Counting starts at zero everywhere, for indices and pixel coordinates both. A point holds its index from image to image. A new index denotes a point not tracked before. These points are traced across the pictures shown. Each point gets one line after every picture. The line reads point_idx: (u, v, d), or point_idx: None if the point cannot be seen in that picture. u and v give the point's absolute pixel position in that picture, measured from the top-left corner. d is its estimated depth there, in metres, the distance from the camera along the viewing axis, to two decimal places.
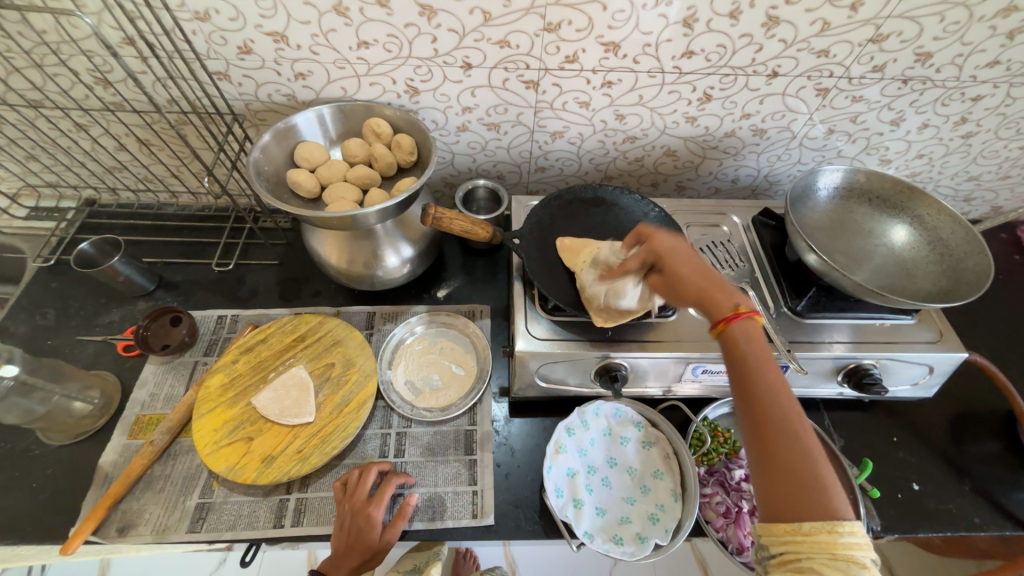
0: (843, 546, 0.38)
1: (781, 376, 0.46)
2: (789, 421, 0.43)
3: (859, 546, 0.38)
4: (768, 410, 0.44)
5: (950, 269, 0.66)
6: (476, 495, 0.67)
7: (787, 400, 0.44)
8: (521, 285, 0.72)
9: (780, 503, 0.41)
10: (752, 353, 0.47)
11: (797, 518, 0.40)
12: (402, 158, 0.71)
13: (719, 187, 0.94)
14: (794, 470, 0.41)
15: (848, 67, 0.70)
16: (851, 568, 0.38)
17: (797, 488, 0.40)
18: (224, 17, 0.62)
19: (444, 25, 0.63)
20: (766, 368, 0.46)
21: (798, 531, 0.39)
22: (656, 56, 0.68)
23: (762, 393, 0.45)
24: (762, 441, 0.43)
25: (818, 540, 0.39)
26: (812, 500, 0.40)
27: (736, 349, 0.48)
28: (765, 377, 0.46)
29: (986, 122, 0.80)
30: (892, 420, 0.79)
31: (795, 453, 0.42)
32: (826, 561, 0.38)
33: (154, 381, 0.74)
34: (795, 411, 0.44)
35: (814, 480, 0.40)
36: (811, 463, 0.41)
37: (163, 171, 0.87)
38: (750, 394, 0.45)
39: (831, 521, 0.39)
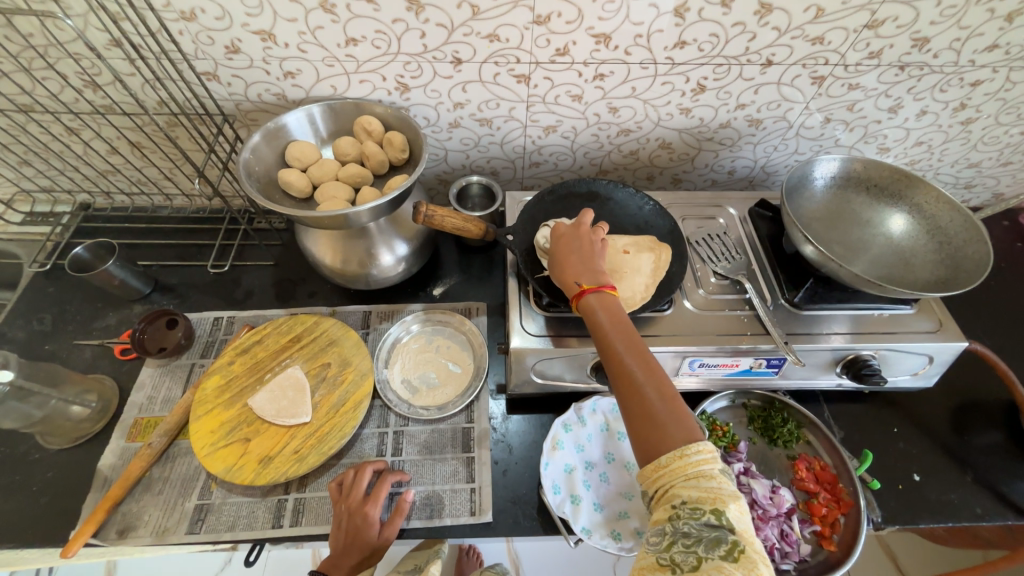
0: (693, 465, 0.42)
1: (634, 331, 0.51)
2: (640, 368, 0.48)
3: (709, 462, 0.43)
4: (625, 364, 0.49)
5: (949, 257, 0.65)
6: (474, 493, 0.67)
7: (642, 354, 0.49)
8: (516, 282, 0.72)
9: (644, 442, 0.45)
10: (609, 322, 0.52)
11: (657, 454, 0.44)
12: (394, 156, 0.71)
13: (716, 179, 0.93)
14: (649, 411, 0.46)
15: (844, 54, 0.69)
16: (703, 483, 0.42)
17: (653, 425, 0.45)
18: (210, 17, 0.61)
19: (432, 20, 0.63)
20: (619, 328, 0.51)
21: (659, 465, 0.43)
22: (648, 47, 0.67)
23: (618, 354, 0.50)
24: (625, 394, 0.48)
25: (674, 467, 0.43)
26: (667, 429, 0.44)
27: (594, 320, 0.53)
28: (619, 335, 0.51)
29: (985, 108, 0.79)
30: (892, 411, 0.78)
31: (650, 395, 0.46)
32: (682, 482, 0.42)
33: (151, 384, 0.74)
34: (653, 365, 0.49)
35: (667, 416, 0.45)
36: (664, 401, 0.46)
37: (156, 173, 0.87)
38: (608, 352, 0.51)
39: (680, 448, 0.43)
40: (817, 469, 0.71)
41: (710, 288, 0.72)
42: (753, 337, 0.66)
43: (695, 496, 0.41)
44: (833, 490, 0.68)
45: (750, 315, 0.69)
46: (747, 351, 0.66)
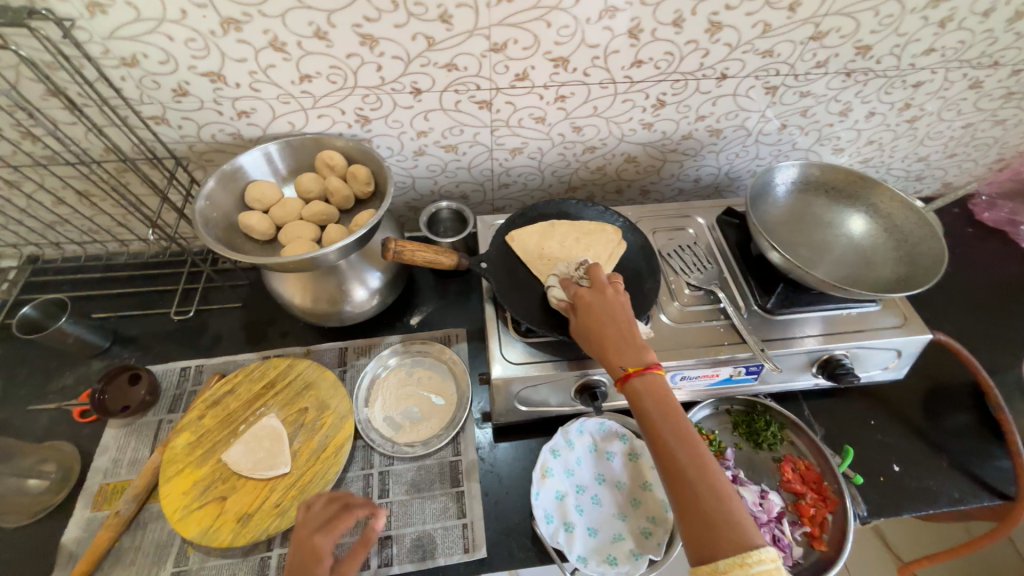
0: (754, 573, 0.40)
1: (676, 408, 0.50)
2: (693, 461, 0.46)
3: (770, 571, 0.41)
4: (659, 428, 0.49)
5: (907, 254, 0.67)
6: (466, 528, 0.65)
7: (692, 444, 0.48)
8: (493, 308, 0.71)
9: (699, 542, 0.43)
10: (653, 400, 0.51)
11: (712, 557, 0.42)
12: (358, 189, 0.70)
13: (683, 188, 0.94)
14: (705, 510, 0.44)
15: (793, 64, 0.71)
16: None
17: (710, 532, 0.43)
18: (153, 61, 0.59)
19: (388, 53, 0.62)
20: (626, 327, 0.56)
21: (715, 569, 0.42)
22: (606, 67, 0.68)
23: (664, 438, 0.48)
24: (683, 497, 0.45)
25: (734, 574, 0.41)
26: (724, 537, 0.43)
27: (638, 402, 0.51)
28: (667, 423, 0.49)
29: (928, 106, 0.83)
30: (868, 404, 0.80)
31: (706, 495, 0.44)
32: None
33: (116, 446, 0.70)
34: (685, 428, 0.48)
35: (721, 513, 0.44)
36: (718, 499, 0.44)
37: (108, 221, 0.83)
38: (656, 443, 0.49)
39: (739, 553, 0.41)
40: (802, 469, 0.71)
41: (684, 299, 0.72)
42: (731, 347, 0.67)
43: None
44: (819, 489, 0.69)
45: (725, 324, 0.70)
46: (726, 361, 0.66)
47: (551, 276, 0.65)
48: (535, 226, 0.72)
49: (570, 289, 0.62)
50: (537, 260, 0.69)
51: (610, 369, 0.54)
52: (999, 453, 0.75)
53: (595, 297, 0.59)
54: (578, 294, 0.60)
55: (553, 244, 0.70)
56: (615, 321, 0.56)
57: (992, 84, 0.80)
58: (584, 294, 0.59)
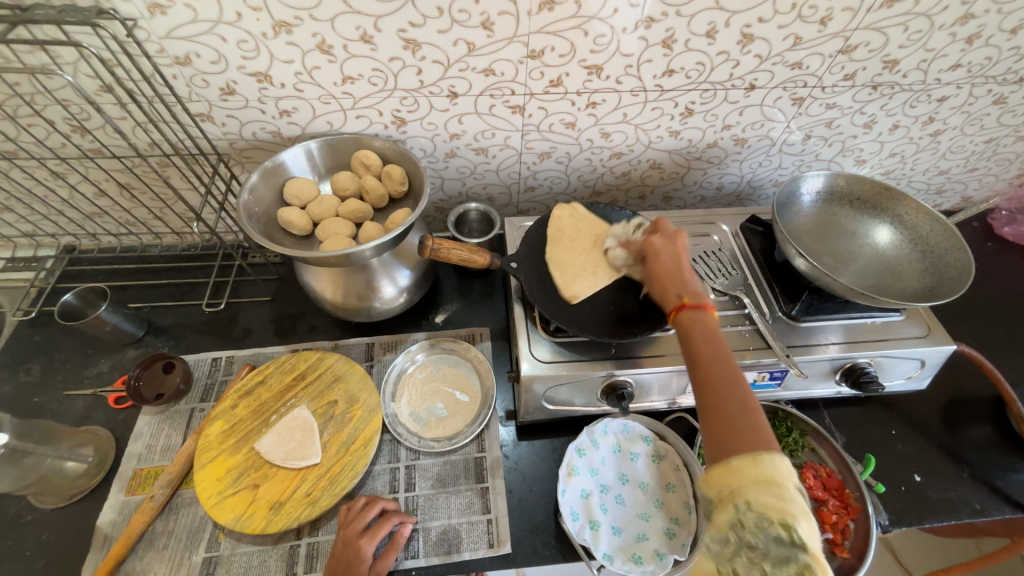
0: (767, 473, 0.39)
1: (722, 341, 0.50)
2: (728, 381, 0.46)
3: (786, 481, 0.39)
4: (700, 349, 0.49)
5: (932, 265, 0.68)
6: (490, 524, 0.66)
7: (731, 369, 0.47)
8: (522, 308, 0.72)
9: (716, 445, 0.43)
10: (702, 328, 0.51)
11: (728, 456, 0.42)
12: (392, 188, 0.72)
13: (705, 195, 0.96)
14: (728, 419, 0.44)
15: (821, 77, 0.73)
16: (776, 498, 0.39)
17: (730, 435, 0.43)
18: (205, 61, 0.61)
19: (429, 57, 0.64)
20: (683, 271, 0.58)
21: (729, 467, 0.41)
22: (638, 76, 0.70)
23: (704, 358, 0.48)
24: (710, 410, 0.45)
25: (744, 471, 0.40)
26: (740, 443, 0.42)
27: (684, 326, 0.52)
28: (710, 347, 0.49)
29: (952, 121, 0.84)
30: (889, 413, 0.80)
31: (732, 407, 0.44)
32: (752, 488, 0.39)
33: (150, 432, 0.71)
34: (727, 354, 0.48)
35: (744, 423, 0.43)
36: (745, 411, 0.44)
37: (145, 214, 0.85)
38: (696, 361, 0.49)
39: (756, 454, 0.41)
40: (824, 476, 0.72)
41: None
42: (756, 352, 0.68)
43: (766, 506, 0.38)
44: (841, 496, 0.70)
45: (750, 330, 0.71)
46: (751, 365, 0.67)
47: (609, 240, 0.70)
48: (561, 213, 0.75)
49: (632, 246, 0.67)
50: (573, 246, 0.72)
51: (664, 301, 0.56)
52: (1019, 467, 0.75)
53: (664, 246, 0.61)
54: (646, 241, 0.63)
55: (583, 228, 0.74)
56: (676, 263, 0.59)
57: (1016, 100, 0.81)
58: (653, 241, 0.62)
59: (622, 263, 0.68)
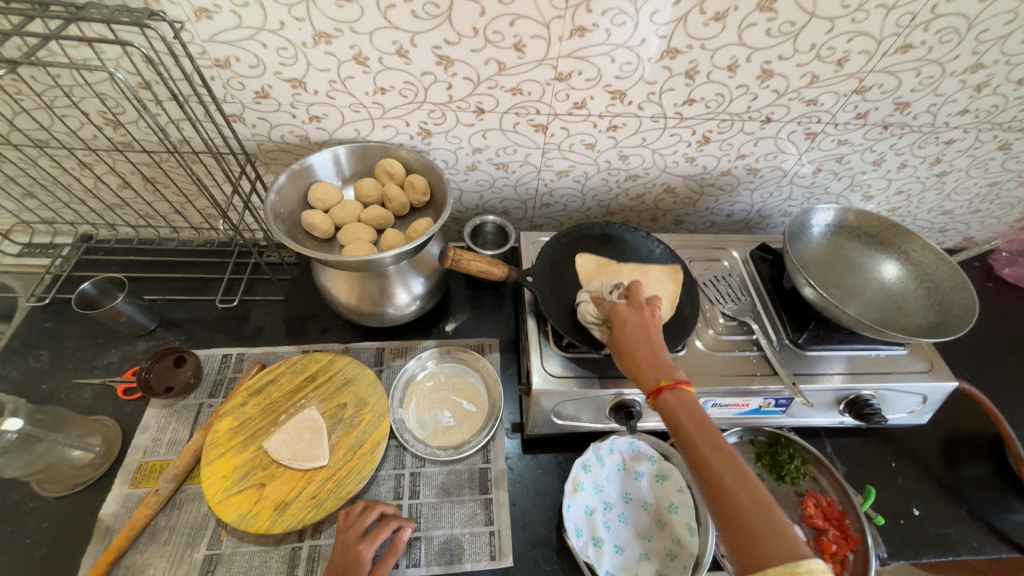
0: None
1: (710, 424, 0.49)
2: (733, 473, 0.45)
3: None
4: (694, 441, 0.48)
5: (937, 302, 0.70)
6: (493, 536, 0.66)
7: (727, 458, 0.46)
8: (535, 322, 0.73)
9: (743, 556, 0.41)
10: (687, 414, 0.50)
11: (759, 570, 0.40)
12: (415, 198, 0.73)
13: (715, 221, 0.98)
14: (747, 520, 0.42)
15: (835, 114, 0.75)
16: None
17: (755, 545, 0.41)
18: (244, 65, 0.63)
19: (460, 74, 0.66)
20: (644, 343, 0.56)
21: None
22: (660, 103, 0.72)
23: (701, 453, 0.47)
24: (724, 511, 0.44)
25: None
26: (771, 549, 0.40)
27: (671, 415, 0.50)
28: (702, 436, 0.48)
29: (958, 163, 0.86)
30: (889, 446, 0.81)
31: (749, 508, 0.42)
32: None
33: (157, 425, 0.71)
34: (720, 442, 0.47)
35: (764, 526, 0.41)
36: (760, 508, 0.43)
37: (167, 207, 0.86)
38: (691, 453, 0.48)
39: (788, 564, 0.39)
40: (824, 505, 0.73)
41: (718, 328, 0.75)
42: (763, 378, 0.69)
43: None
44: (841, 526, 0.70)
45: (758, 355, 0.72)
46: (757, 391, 0.68)
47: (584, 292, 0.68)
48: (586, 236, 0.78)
49: (603, 306, 0.64)
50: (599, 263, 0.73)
51: (641, 384, 0.54)
52: (1016, 506, 0.76)
53: (632, 315, 0.59)
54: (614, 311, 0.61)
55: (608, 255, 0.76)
56: (642, 331, 0.58)
57: (1021, 147, 0.83)
58: (621, 315, 0.60)
59: (592, 321, 0.64)
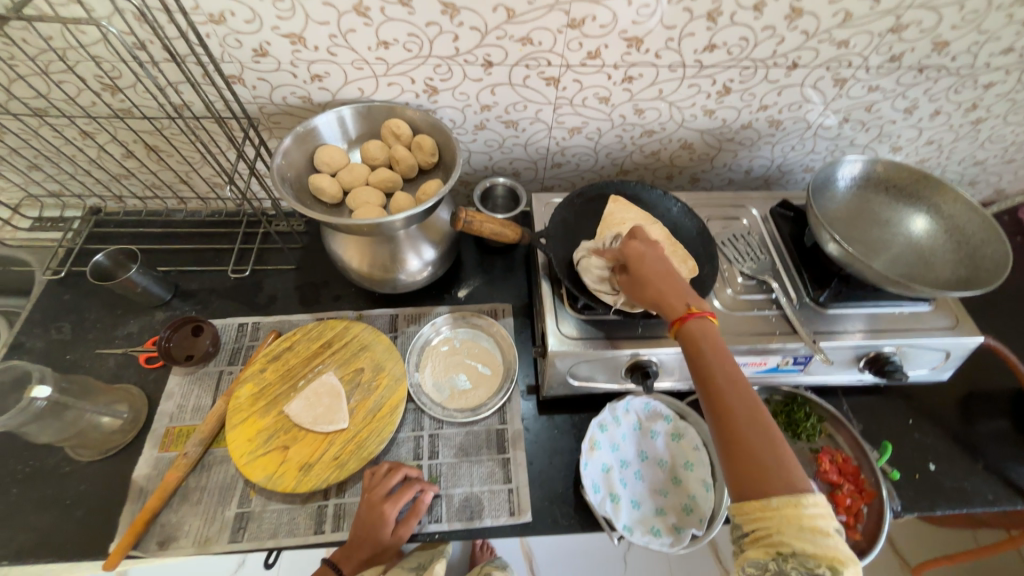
0: (808, 516, 0.40)
1: (733, 363, 0.50)
2: (749, 409, 0.47)
3: (822, 517, 0.41)
4: (714, 374, 0.50)
5: (967, 256, 0.67)
6: (512, 493, 0.67)
7: (747, 394, 0.48)
8: (549, 285, 0.72)
9: (748, 481, 0.44)
10: (710, 349, 0.51)
11: (764, 496, 0.42)
12: (423, 159, 0.71)
13: (733, 178, 0.94)
14: (755, 450, 0.44)
15: (867, 57, 0.71)
16: (819, 538, 0.40)
17: (762, 473, 0.43)
18: (239, 19, 0.61)
19: (466, 23, 0.62)
20: (666, 275, 0.59)
21: (767, 507, 0.42)
22: (679, 50, 0.68)
23: (720, 387, 0.49)
24: (735, 440, 0.46)
25: (785, 514, 0.41)
26: (778, 480, 0.43)
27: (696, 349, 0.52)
28: (724, 371, 0.50)
29: (996, 108, 0.81)
30: (906, 402, 0.81)
31: (761, 440, 0.45)
32: (795, 532, 0.40)
33: (180, 393, 0.73)
34: (740, 379, 0.49)
35: (774, 457, 0.44)
36: (772, 446, 0.44)
37: (172, 176, 0.85)
38: (709, 386, 0.50)
39: (794, 496, 0.41)
40: (840, 461, 0.73)
41: (736, 287, 0.73)
42: (782, 336, 0.68)
43: (809, 550, 0.40)
44: (856, 481, 0.71)
45: (777, 314, 0.70)
46: (776, 350, 0.67)
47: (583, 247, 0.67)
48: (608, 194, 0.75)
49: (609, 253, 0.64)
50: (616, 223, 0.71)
51: (668, 313, 0.56)
52: None
53: (643, 250, 0.61)
54: (629, 246, 0.62)
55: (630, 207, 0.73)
56: (655, 266, 0.60)
57: None
58: (638, 247, 0.61)
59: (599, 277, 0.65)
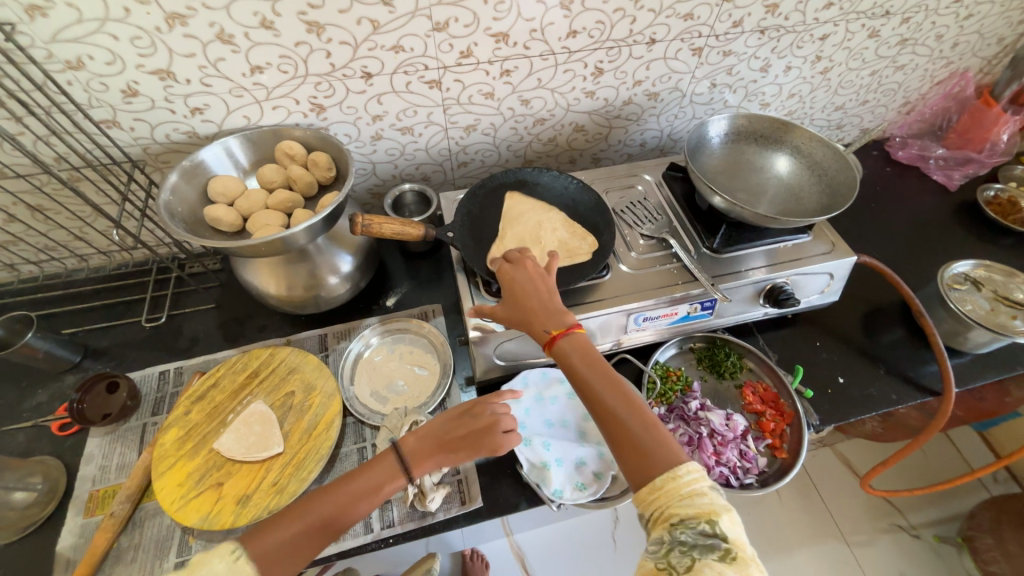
0: (684, 485, 0.45)
1: (599, 359, 0.55)
2: (616, 396, 0.52)
3: (696, 483, 0.46)
4: (584, 375, 0.54)
5: (828, 186, 0.75)
6: (461, 483, 0.69)
7: (616, 385, 0.53)
8: (465, 276, 0.74)
9: (636, 469, 0.48)
10: (580, 359, 0.56)
11: (649, 476, 0.47)
12: (320, 175, 0.72)
13: (631, 152, 1.00)
14: (633, 439, 0.49)
15: (713, 25, 0.79)
16: (697, 500, 0.45)
17: (641, 456, 0.48)
18: (99, 62, 0.60)
19: (335, 39, 0.65)
20: (533, 285, 0.62)
21: (655, 486, 0.46)
22: (544, 40, 0.73)
23: (595, 390, 0.53)
24: (602, 419, 0.52)
25: (669, 488, 0.46)
26: (653, 459, 0.48)
27: (566, 361, 0.56)
28: (592, 372, 0.54)
29: (837, 57, 0.92)
30: (813, 328, 0.88)
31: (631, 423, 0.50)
32: (680, 502, 0.45)
33: (102, 454, 0.70)
34: (610, 375, 0.54)
35: (643, 437, 0.49)
36: (647, 429, 0.50)
37: (65, 235, 0.82)
38: (580, 386, 0.54)
39: (669, 471, 0.46)
40: (761, 391, 0.79)
41: (640, 249, 0.78)
42: (685, 285, 0.73)
43: (693, 514, 0.44)
44: (776, 406, 0.77)
45: (678, 266, 0.76)
46: (682, 298, 0.73)
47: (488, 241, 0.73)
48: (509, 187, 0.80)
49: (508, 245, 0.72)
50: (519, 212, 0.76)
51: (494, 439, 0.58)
52: (927, 359, 0.85)
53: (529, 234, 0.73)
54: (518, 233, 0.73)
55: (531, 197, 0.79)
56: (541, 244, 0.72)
57: (887, 32, 0.90)
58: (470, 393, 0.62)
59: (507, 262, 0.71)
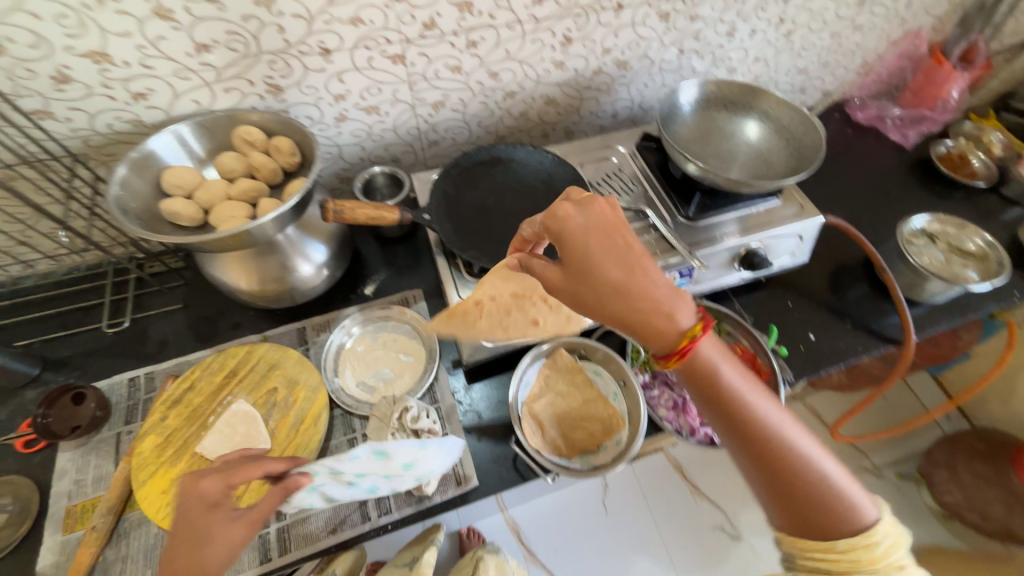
0: (864, 548, 0.44)
1: (748, 389, 0.48)
2: (772, 438, 0.46)
3: (870, 543, 0.44)
4: (734, 412, 0.47)
5: (796, 149, 0.77)
6: (455, 465, 0.69)
7: (771, 427, 0.47)
8: (444, 259, 0.73)
9: (795, 518, 0.46)
10: (718, 385, 0.48)
11: (824, 535, 0.45)
12: (284, 162, 0.68)
13: (603, 124, 0.99)
14: (801, 488, 0.45)
15: None
16: (863, 560, 0.44)
17: (807, 511, 0.45)
18: (22, 45, 0.55)
19: (287, 12, 0.61)
20: (639, 275, 0.47)
21: (833, 548, 0.44)
22: (510, 8, 0.71)
23: (751, 430, 0.47)
24: (760, 463, 0.47)
25: (848, 550, 0.44)
26: (822, 517, 0.45)
27: (708, 386, 0.48)
28: (740, 408, 0.47)
29: (798, 19, 0.93)
30: (785, 289, 0.92)
31: (803, 475, 0.45)
32: (857, 564, 0.44)
33: (75, 468, 0.66)
34: (761, 412, 0.47)
35: (815, 490, 0.45)
36: (811, 477, 0.46)
37: (4, 240, 0.75)
38: (733, 426, 0.48)
39: (845, 531, 0.44)
40: (739, 352, 0.82)
41: None
42: (663, 255, 0.74)
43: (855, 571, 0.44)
44: (754, 365, 0.81)
45: (656, 236, 0.77)
46: (661, 268, 0.74)
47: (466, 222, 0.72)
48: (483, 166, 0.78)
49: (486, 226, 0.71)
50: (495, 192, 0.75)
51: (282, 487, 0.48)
52: (890, 311, 0.89)
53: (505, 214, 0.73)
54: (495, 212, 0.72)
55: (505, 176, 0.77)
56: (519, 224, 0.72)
57: None
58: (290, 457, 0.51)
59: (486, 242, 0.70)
